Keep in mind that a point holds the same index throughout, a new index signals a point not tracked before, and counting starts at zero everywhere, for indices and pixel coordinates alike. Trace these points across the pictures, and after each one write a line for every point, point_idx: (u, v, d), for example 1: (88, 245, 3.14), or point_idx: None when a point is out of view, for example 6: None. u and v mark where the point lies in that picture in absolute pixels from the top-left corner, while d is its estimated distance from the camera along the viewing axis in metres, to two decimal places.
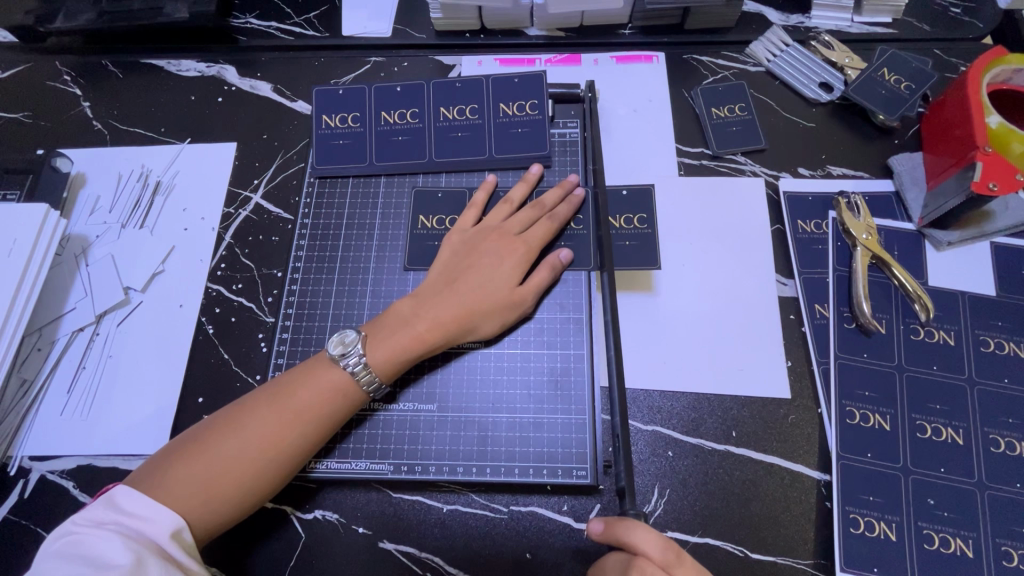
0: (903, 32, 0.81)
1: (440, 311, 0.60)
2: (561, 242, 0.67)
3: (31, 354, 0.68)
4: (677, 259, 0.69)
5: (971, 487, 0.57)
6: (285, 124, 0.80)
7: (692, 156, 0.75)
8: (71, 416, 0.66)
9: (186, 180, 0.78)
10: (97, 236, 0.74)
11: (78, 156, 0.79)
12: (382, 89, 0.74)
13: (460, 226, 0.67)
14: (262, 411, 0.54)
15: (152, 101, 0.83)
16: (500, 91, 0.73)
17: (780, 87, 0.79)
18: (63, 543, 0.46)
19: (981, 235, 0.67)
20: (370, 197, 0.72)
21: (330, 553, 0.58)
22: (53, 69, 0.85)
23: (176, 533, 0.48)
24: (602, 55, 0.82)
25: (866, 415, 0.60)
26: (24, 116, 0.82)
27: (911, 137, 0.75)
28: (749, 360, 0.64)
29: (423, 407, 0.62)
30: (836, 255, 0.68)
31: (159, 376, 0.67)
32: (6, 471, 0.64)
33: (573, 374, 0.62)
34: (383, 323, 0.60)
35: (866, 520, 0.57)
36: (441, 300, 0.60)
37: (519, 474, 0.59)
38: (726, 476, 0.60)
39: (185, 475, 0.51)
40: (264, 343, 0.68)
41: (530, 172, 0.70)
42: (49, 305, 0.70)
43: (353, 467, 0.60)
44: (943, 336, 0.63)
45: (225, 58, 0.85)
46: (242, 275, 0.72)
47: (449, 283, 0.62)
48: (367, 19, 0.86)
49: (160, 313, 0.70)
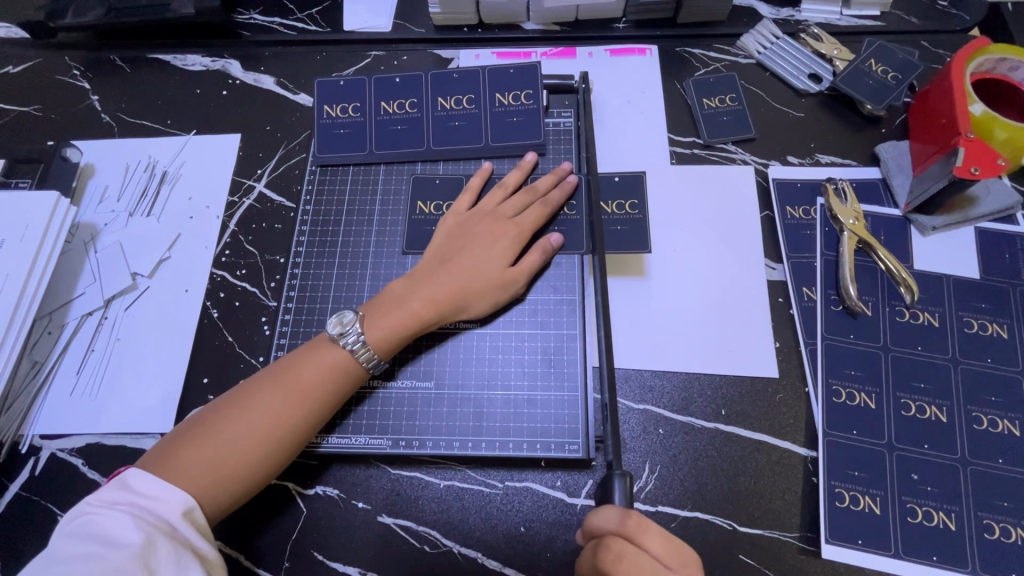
0: (891, 24, 0.83)
1: (435, 290, 0.62)
2: (555, 227, 0.69)
3: (42, 337, 0.71)
4: (668, 244, 0.71)
5: (954, 463, 0.59)
6: (288, 116, 0.82)
7: (684, 145, 0.77)
8: (80, 397, 0.68)
9: (192, 170, 0.80)
10: (105, 224, 0.76)
11: (87, 148, 0.82)
12: (382, 81, 0.76)
13: (454, 211, 0.69)
14: (265, 392, 0.56)
15: (159, 94, 0.85)
16: (496, 82, 0.75)
17: (770, 78, 0.81)
18: (77, 522, 0.47)
19: (965, 219, 0.69)
20: (370, 184, 0.75)
21: (331, 526, 0.60)
22: (63, 63, 0.88)
23: (186, 513, 0.50)
24: (597, 48, 0.84)
25: (852, 393, 0.62)
26: (35, 109, 0.85)
27: (897, 126, 0.77)
28: (739, 341, 0.66)
29: (420, 385, 0.64)
30: (823, 240, 0.69)
31: (166, 358, 0.69)
32: (18, 448, 0.66)
33: (566, 353, 0.64)
34: (381, 302, 0.62)
35: (851, 494, 0.58)
36: (435, 279, 0.62)
37: (514, 449, 0.61)
38: (715, 453, 0.61)
39: (195, 456, 0.52)
40: (267, 326, 0.70)
41: (525, 160, 0.72)
42: (59, 290, 0.73)
43: (352, 443, 0.62)
44: (928, 317, 0.65)
45: (230, 52, 0.87)
46: (246, 261, 0.74)
47: (444, 264, 0.64)
48: (367, 14, 0.88)
49: (167, 298, 0.72)
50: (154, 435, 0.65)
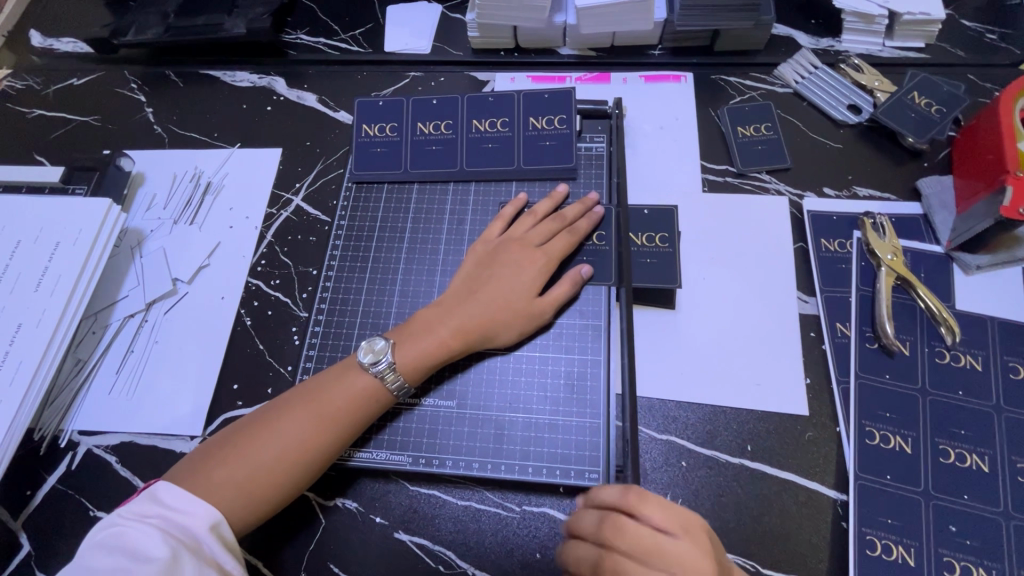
0: (936, 57, 0.81)
1: (463, 320, 0.62)
2: (582, 256, 0.69)
3: (87, 336, 0.74)
4: (698, 273, 0.70)
5: (995, 516, 0.56)
6: (328, 132, 0.85)
7: (717, 173, 0.76)
8: (118, 394, 0.71)
9: (234, 182, 0.83)
10: (151, 230, 0.80)
11: (140, 157, 0.86)
12: (420, 102, 0.78)
13: (484, 238, 0.70)
14: (295, 414, 0.57)
15: (208, 109, 0.89)
16: (531, 106, 0.76)
17: (807, 107, 0.80)
18: (107, 534, 0.49)
19: (1011, 260, 0.66)
20: (403, 202, 0.76)
21: (348, 539, 0.61)
22: (122, 77, 0.93)
23: (214, 526, 0.51)
24: (632, 74, 0.85)
25: (887, 436, 0.60)
26: (94, 119, 0.90)
27: (940, 160, 0.75)
28: (768, 375, 0.64)
29: (443, 403, 0.64)
30: (859, 275, 0.68)
31: (200, 363, 0.71)
32: (58, 442, 0.69)
33: (590, 378, 0.64)
34: (409, 330, 0.63)
35: (883, 543, 0.56)
36: (463, 308, 0.63)
37: (533, 473, 0.60)
38: (739, 489, 0.60)
39: (225, 476, 0.54)
40: (297, 336, 0.72)
41: (556, 190, 0.72)
42: (105, 292, 0.76)
43: (374, 458, 0.63)
44: (970, 360, 0.62)
45: (276, 70, 0.91)
46: (281, 272, 0.76)
47: (471, 293, 0.64)
48: (408, 36, 0.91)
49: (204, 304, 0.75)
50: (185, 437, 0.68)
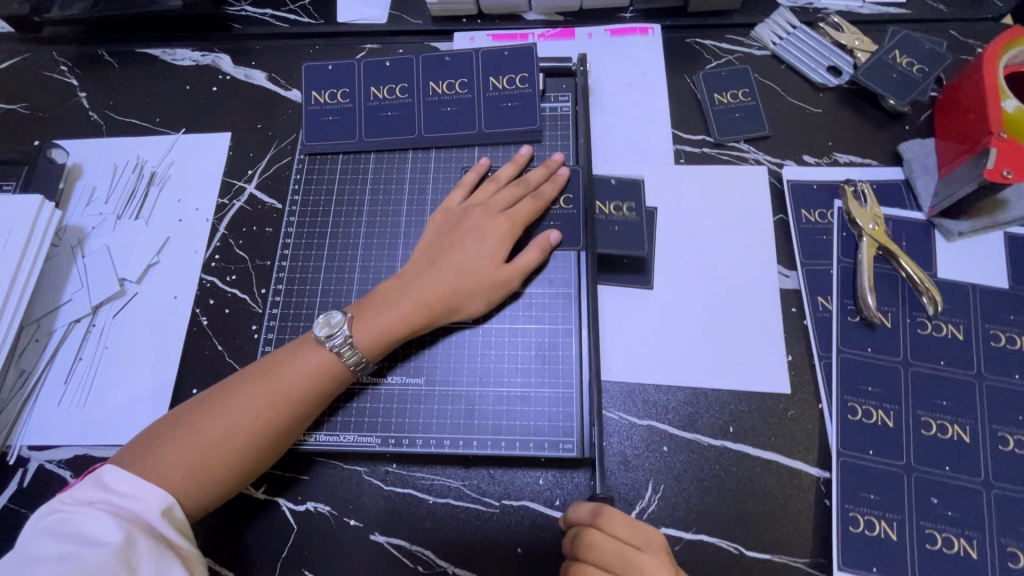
0: (916, 12, 0.78)
1: (425, 292, 0.59)
2: (548, 220, 0.66)
3: (29, 345, 0.69)
4: (675, 250, 0.67)
5: (976, 486, 0.55)
6: (279, 113, 0.79)
7: (693, 144, 0.73)
8: (68, 406, 0.66)
9: (181, 171, 0.77)
10: (92, 228, 0.74)
11: (73, 147, 0.79)
12: (371, 66, 0.73)
13: (445, 206, 0.66)
14: (247, 392, 0.54)
15: (148, 91, 0.82)
16: (489, 65, 0.71)
17: (785, 70, 0.76)
18: (51, 521, 0.45)
19: (994, 224, 0.64)
20: (360, 173, 0.72)
21: (322, 544, 0.58)
22: (50, 59, 0.85)
23: (166, 511, 0.48)
24: (596, 29, 0.80)
25: (869, 411, 0.59)
26: (21, 107, 0.82)
27: (922, 122, 0.72)
28: (749, 354, 0.62)
29: (410, 380, 0.62)
30: (840, 246, 0.65)
31: (155, 366, 0.67)
32: (5, 460, 0.64)
33: (561, 348, 0.62)
34: (369, 305, 0.59)
35: (866, 519, 0.55)
36: (426, 280, 0.60)
37: (505, 447, 0.59)
38: (722, 472, 0.59)
39: (173, 457, 0.50)
40: (256, 333, 0.68)
41: (518, 153, 0.69)
42: (46, 297, 0.71)
43: (341, 440, 0.60)
44: (952, 330, 0.61)
45: (220, 47, 0.84)
46: (236, 266, 0.71)
47: (433, 263, 0.61)
48: (362, 5, 0.84)
49: (155, 305, 0.70)
50: None
